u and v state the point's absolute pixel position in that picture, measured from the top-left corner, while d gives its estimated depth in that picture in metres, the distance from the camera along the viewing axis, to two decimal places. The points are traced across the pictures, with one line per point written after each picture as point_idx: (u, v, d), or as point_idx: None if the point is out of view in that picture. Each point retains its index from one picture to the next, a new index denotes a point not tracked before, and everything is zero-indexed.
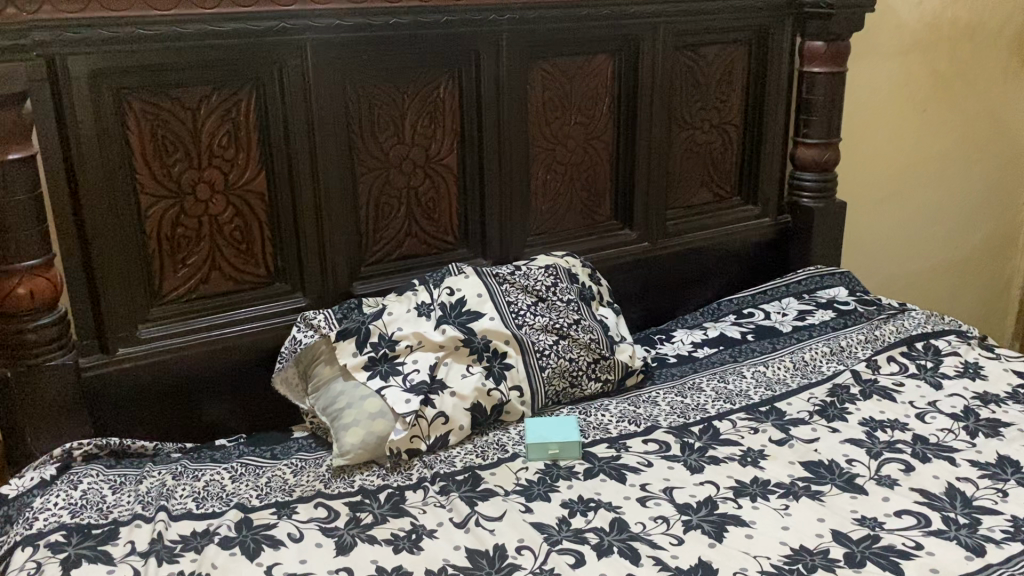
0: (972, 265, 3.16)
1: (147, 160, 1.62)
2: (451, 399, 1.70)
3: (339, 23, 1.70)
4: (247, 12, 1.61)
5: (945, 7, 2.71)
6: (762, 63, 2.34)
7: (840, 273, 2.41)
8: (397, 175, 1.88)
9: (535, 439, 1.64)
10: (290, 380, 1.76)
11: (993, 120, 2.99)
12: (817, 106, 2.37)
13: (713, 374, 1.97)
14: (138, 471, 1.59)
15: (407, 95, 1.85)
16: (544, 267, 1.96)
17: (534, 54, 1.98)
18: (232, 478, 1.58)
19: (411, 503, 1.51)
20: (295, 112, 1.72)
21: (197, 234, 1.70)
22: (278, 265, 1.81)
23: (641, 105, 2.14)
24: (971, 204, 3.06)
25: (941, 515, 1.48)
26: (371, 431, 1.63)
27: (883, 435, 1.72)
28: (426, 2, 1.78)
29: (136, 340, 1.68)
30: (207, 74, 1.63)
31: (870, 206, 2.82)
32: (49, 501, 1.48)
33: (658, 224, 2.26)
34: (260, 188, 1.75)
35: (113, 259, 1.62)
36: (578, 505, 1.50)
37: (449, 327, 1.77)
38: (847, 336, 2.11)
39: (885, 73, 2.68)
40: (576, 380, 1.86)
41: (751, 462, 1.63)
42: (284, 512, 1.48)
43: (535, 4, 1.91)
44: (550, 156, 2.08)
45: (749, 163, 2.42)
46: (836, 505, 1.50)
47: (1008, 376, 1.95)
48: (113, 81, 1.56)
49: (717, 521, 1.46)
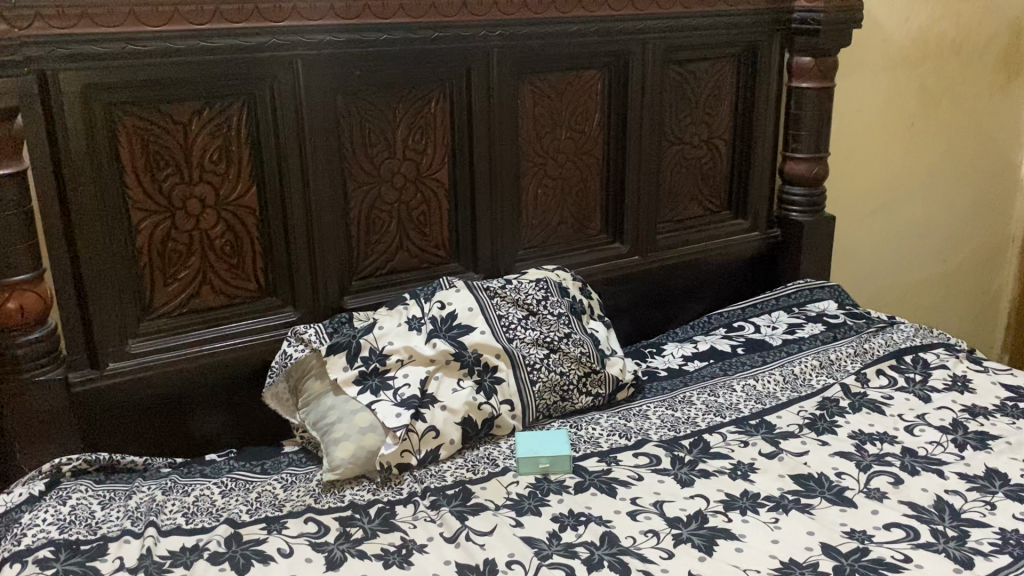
0: (961, 277, 3.18)
1: (139, 175, 1.62)
2: (442, 413, 1.70)
3: (330, 39, 1.71)
4: (239, 28, 1.62)
5: (932, 23, 2.74)
6: (751, 79, 2.36)
7: (829, 287, 2.43)
8: (388, 190, 1.89)
9: (525, 453, 1.64)
10: (280, 394, 1.76)
11: (980, 134, 3.01)
12: (806, 121, 2.39)
13: (703, 388, 1.98)
14: (127, 487, 1.59)
15: (398, 110, 1.86)
16: (534, 281, 1.96)
17: (524, 70, 1.99)
18: (222, 493, 1.58)
19: (402, 518, 1.51)
20: (287, 127, 1.73)
21: (188, 248, 1.70)
22: (269, 279, 1.82)
23: (631, 120, 2.16)
24: (958, 218, 3.08)
25: (930, 528, 1.48)
26: (362, 446, 1.63)
27: (873, 448, 1.73)
28: (418, 18, 1.79)
29: (126, 354, 1.68)
30: (199, 89, 1.64)
31: (860, 221, 2.84)
32: (37, 517, 1.48)
33: (648, 238, 2.27)
34: (251, 203, 1.75)
35: (103, 274, 1.62)
36: (568, 520, 1.50)
37: (439, 341, 1.77)
38: (836, 349, 2.12)
39: (873, 89, 2.70)
40: (567, 394, 1.86)
41: (741, 475, 1.63)
42: (274, 527, 1.47)
43: (526, 20, 1.93)
44: (541, 170, 2.09)
45: (738, 178, 2.44)
46: (825, 518, 1.50)
47: (995, 389, 1.96)
48: (105, 96, 1.56)
49: (707, 535, 1.46)
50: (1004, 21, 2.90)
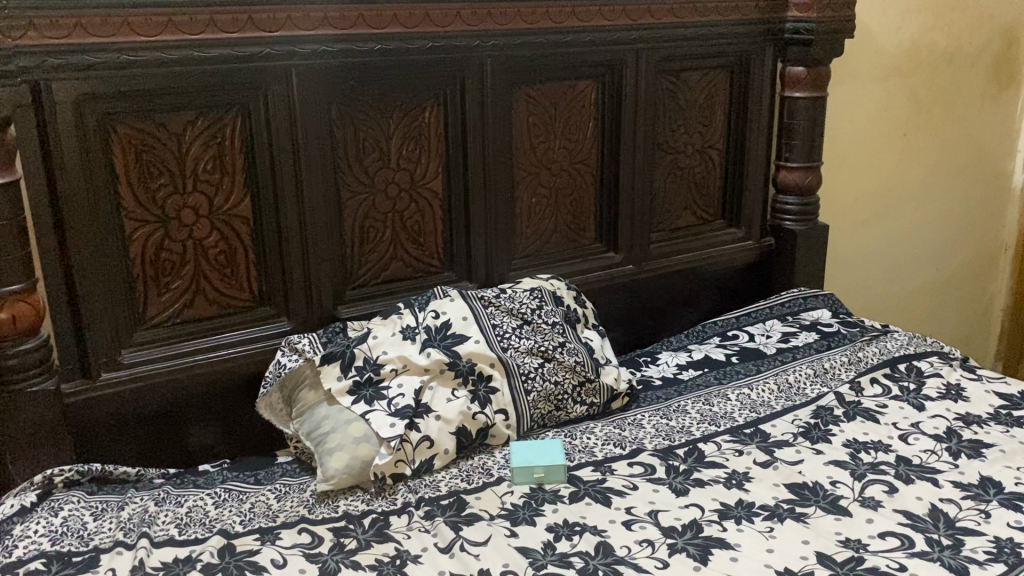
0: (955, 286, 3.19)
1: (132, 185, 1.62)
2: (436, 422, 1.70)
3: (324, 48, 1.71)
4: (232, 38, 1.62)
5: (923, 33, 2.76)
6: (744, 88, 2.37)
7: (822, 296, 2.43)
8: (382, 200, 1.89)
9: (520, 463, 1.63)
10: (273, 405, 1.75)
11: (972, 144, 3.03)
12: (799, 131, 2.40)
13: (698, 397, 1.98)
14: (120, 498, 1.58)
15: (392, 120, 1.86)
16: (529, 290, 1.97)
17: (519, 80, 2.00)
18: (215, 504, 1.57)
19: (396, 528, 1.50)
20: (280, 137, 1.73)
21: (181, 258, 1.70)
22: (263, 289, 1.81)
23: (625, 129, 2.17)
24: (952, 227, 3.10)
25: (925, 537, 1.48)
26: (355, 456, 1.62)
27: (867, 457, 1.73)
28: (412, 28, 1.80)
29: (119, 365, 1.67)
30: (193, 99, 1.64)
31: (854, 230, 2.84)
32: (29, 529, 1.47)
33: (642, 247, 2.28)
34: (245, 212, 1.75)
35: (97, 284, 1.61)
36: (563, 530, 1.50)
37: (434, 350, 1.77)
38: (831, 358, 2.13)
39: (865, 99, 2.71)
40: (561, 403, 1.86)
41: (735, 484, 1.63)
42: (267, 538, 1.47)
43: (519, 31, 1.93)
44: (535, 179, 2.09)
45: (731, 186, 2.44)
46: (820, 527, 1.50)
47: (989, 398, 1.96)
48: (99, 107, 1.56)
49: (702, 544, 1.46)
50: (995, 32, 2.92)
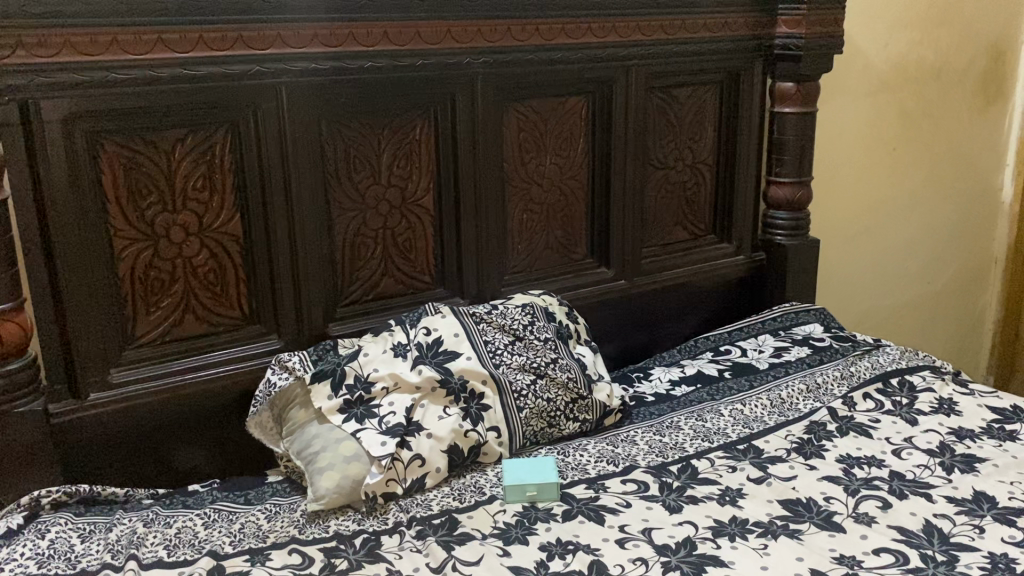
0: (948, 297, 3.20)
1: (121, 204, 1.61)
2: (428, 441, 1.68)
3: (314, 67, 1.72)
4: (221, 55, 1.62)
5: (912, 48, 2.78)
6: (734, 103, 2.37)
7: (816, 310, 2.44)
8: (375, 216, 1.89)
9: (513, 481, 1.62)
10: (265, 423, 1.74)
11: (964, 157, 3.05)
12: (789, 146, 2.40)
13: (691, 413, 1.97)
14: (108, 519, 1.56)
15: (383, 136, 1.86)
16: (521, 305, 1.97)
17: (511, 98, 2.01)
18: (205, 524, 1.56)
19: (387, 548, 1.49)
20: (271, 154, 1.73)
21: (170, 277, 1.69)
22: (253, 307, 1.80)
23: (616, 144, 2.17)
24: (946, 237, 3.12)
25: (919, 553, 1.47)
26: (347, 474, 1.61)
27: (861, 472, 1.72)
28: (403, 45, 1.80)
29: (108, 384, 1.66)
30: (182, 116, 1.63)
31: (845, 246, 2.85)
32: (14, 552, 1.45)
33: (634, 262, 2.28)
34: (235, 230, 1.74)
35: (85, 304, 1.60)
36: (555, 548, 1.49)
37: (426, 368, 1.76)
38: (823, 372, 2.13)
39: (856, 113, 2.73)
40: (553, 420, 1.85)
41: (729, 501, 1.62)
42: (257, 558, 1.45)
43: (509, 47, 1.94)
44: (526, 195, 2.09)
45: (723, 201, 2.45)
46: (813, 543, 1.50)
47: (982, 412, 1.96)
48: (89, 125, 1.55)
49: (696, 562, 1.45)
50: (983, 47, 2.95)
